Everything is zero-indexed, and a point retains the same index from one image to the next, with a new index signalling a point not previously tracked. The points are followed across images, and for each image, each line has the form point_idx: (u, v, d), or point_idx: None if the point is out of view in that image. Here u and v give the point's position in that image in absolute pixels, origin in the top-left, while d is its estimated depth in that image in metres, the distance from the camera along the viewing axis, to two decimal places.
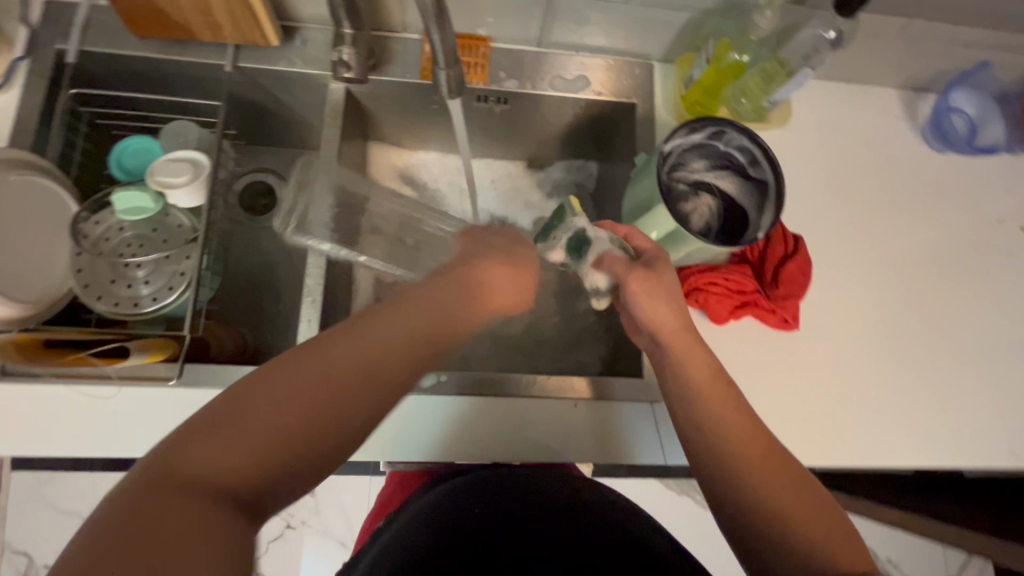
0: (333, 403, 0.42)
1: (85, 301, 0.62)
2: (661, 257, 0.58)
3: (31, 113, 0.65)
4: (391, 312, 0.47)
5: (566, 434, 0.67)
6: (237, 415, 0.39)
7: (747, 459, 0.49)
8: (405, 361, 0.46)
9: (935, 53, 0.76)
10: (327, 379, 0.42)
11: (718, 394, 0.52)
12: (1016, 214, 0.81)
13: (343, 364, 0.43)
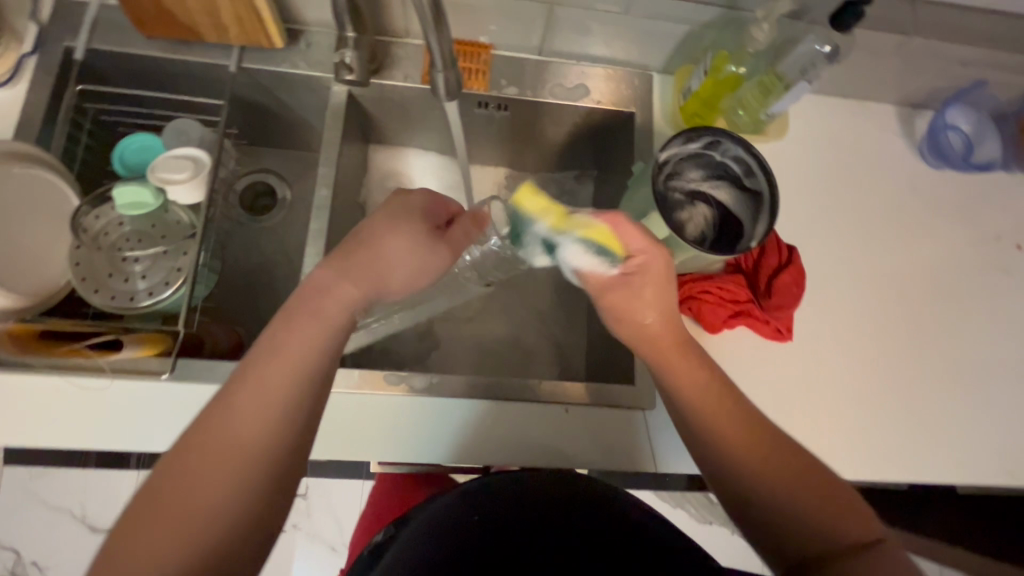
0: (258, 437, 0.43)
1: (81, 294, 0.63)
2: (646, 263, 0.54)
3: (37, 107, 0.66)
4: (290, 331, 0.48)
5: (559, 440, 0.66)
6: (170, 491, 0.40)
7: (742, 455, 0.49)
8: (319, 360, 0.47)
9: (932, 71, 0.76)
10: (274, 379, 0.45)
11: (709, 397, 0.52)
12: (1012, 231, 0.81)
13: (256, 405, 0.44)
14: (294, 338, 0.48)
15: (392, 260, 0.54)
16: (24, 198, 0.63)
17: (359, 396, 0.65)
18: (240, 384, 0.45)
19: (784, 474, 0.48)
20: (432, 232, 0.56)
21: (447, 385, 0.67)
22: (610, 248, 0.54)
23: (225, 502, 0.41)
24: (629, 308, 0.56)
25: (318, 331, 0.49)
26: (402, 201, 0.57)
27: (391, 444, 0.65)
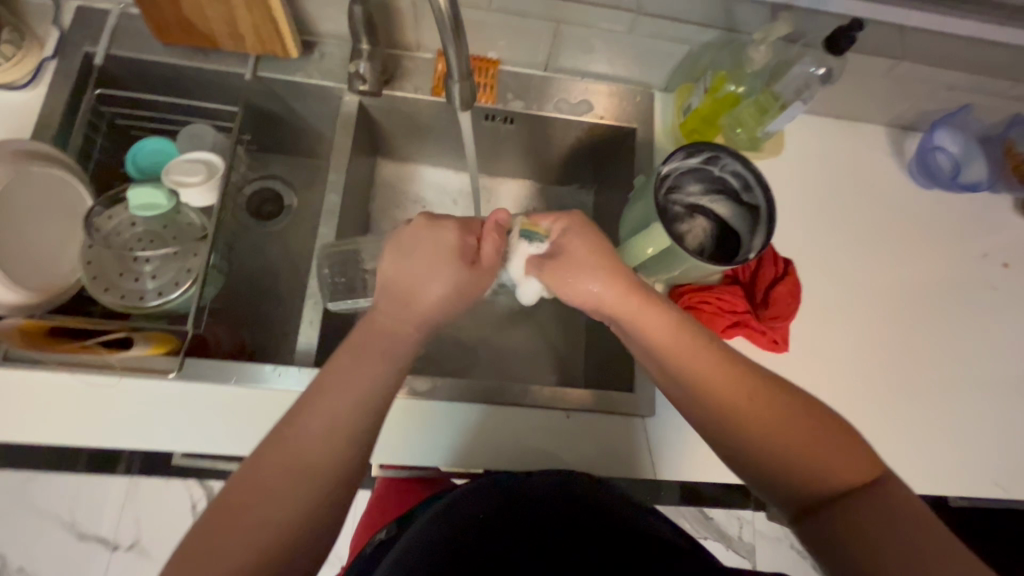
0: (316, 464, 0.45)
1: (91, 292, 0.64)
2: (564, 228, 0.57)
3: (55, 109, 0.67)
4: (348, 365, 0.49)
5: (559, 444, 0.68)
6: (235, 511, 0.42)
7: (751, 418, 0.47)
8: (373, 391, 0.48)
9: (921, 94, 0.80)
10: (328, 401, 0.48)
11: (712, 374, 0.49)
12: (999, 250, 0.84)
13: (317, 434, 0.46)
14: (352, 369, 0.49)
15: (439, 294, 0.54)
16: (41, 196, 0.64)
17: None
18: (301, 414, 0.47)
19: (805, 454, 0.45)
20: (438, 243, 0.56)
21: (451, 388, 0.68)
22: (532, 229, 0.58)
23: (286, 524, 0.43)
24: (565, 276, 0.56)
25: (372, 363, 0.50)
26: (436, 231, 0.56)
27: (395, 445, 0.66)
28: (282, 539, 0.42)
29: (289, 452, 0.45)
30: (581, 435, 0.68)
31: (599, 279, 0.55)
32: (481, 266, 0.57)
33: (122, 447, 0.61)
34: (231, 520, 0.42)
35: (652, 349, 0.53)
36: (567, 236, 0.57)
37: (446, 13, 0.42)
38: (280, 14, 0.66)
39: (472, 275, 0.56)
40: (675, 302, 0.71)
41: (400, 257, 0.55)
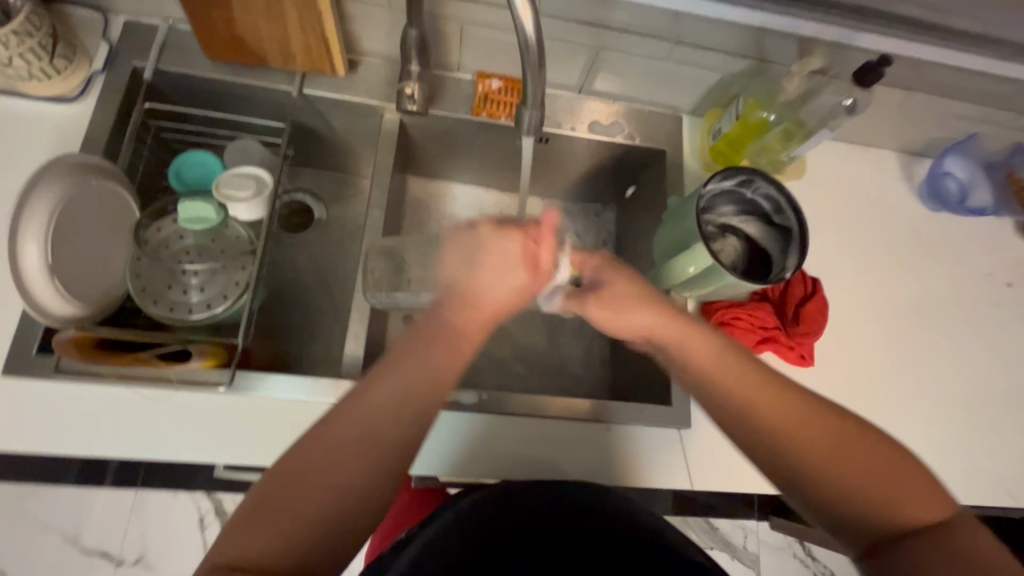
0: (378, 441, 0.47)
1: (141, 305, 0.64)
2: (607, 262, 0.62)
3: (105, 122, 0.68)
4: (411, 351, 0.52)
5: (601, 454, 0.70)
6: (300, 478, 0.44)
7: (775, 423, 0.50)
8: (437, 379, 0.51)
9: (933, 124, 0.84)
10: (409, 379, 0.50)
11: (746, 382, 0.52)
12: (1003, 270, 0.89)
13: (380, 410, 0.48)
14: (414, 355, 0.51)
15: (500, 297, 0.57)
16: (96, 207, 0.63)
17: None
18: (364, 391, 0.49)
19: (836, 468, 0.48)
20: (501, 246, 0.57)
21: (495, 400, 0.70)
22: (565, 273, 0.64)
23: (348, 494, 0.45)
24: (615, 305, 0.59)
25: (437, 352, 0.52)
26: (497, 240, 0.57)
27: (440, 457, 0.67)
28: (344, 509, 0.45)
29: (353, 426, 0.47)
30: (620, 447, 0.70)
31: (657, 314, 0.57)
32: (542, 272, 0.58)
33: (172, 460, 0.61)
34: (295, 483, 0.44)
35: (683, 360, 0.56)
36: (614, 273, 0.61)
37: (529, 46, 0.45)
38: (332, 34, 0.68)
39: (532, 281, 0.58)
40: (709, 317, 0.74)
41: (463, 257, 0.58)
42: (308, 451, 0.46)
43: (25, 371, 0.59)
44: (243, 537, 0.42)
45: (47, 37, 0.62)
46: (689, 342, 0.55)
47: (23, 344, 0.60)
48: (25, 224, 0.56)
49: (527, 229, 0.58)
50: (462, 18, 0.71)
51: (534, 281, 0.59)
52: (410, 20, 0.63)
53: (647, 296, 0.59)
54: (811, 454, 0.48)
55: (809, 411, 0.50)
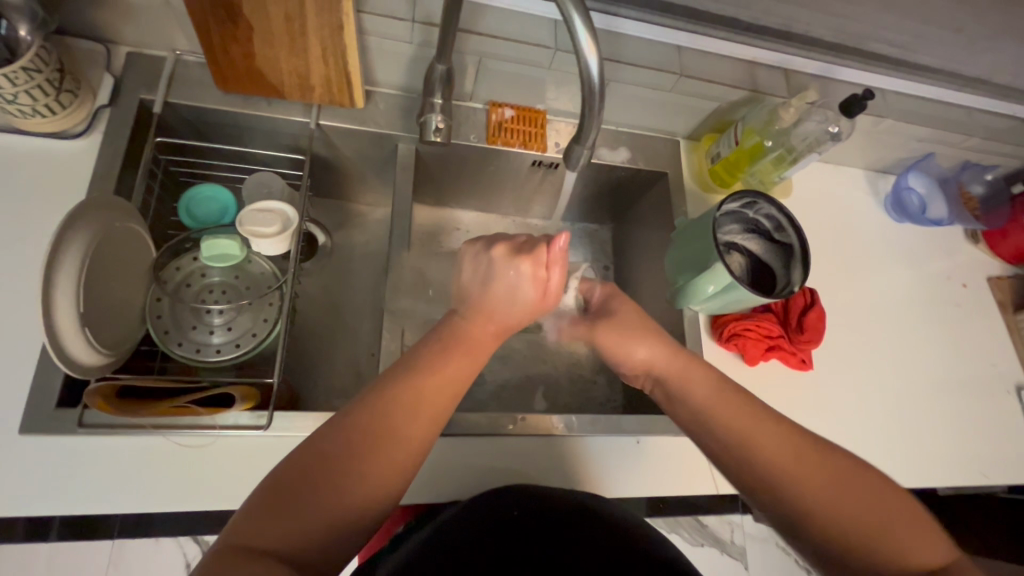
0: (405, 434, 0.48)
1: (163, 347, 0.62)
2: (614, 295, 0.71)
3: (114, 157, 0.65)
4: (441, 356, 0.54)
5: (629, 466, 0.73)
6: (325, 462, 0.45)
7: (757, 441, 0.53)
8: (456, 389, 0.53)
9: (897, 147, 0.94)
10: (434, 382, 0.52)
11: (720, 401, 0.57)
12: (959, 273, 0.99)
13: (407, 406, 0.49)
14: (444, 362, 0.53)
15: (510, 320, 0.58)
16: (115, 249, 0.59)
17: (446, 435, 0.69)
18: (397, 384, 0.51)
19: (814, 479, 0.50)
20: (511, 274, 0.56)
21: (530, 423, 0.71)
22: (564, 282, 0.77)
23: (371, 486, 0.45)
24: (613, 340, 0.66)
25: (459, 361, 0.55)
26: (505, 269, 0.57)
27: (478, 483, 0.68)
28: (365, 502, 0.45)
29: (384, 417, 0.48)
30: (646, 458, 0.74)
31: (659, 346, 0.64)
32: (550, 295, 0.59)
33: (208, 510, 0.59)
34: (319, 468, 0.44)
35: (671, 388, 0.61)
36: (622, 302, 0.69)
37: (592, 85, 0.49)
38: (354, 68, 0.68)
39: (540, 303, 0.59)
40: (723, 329, 0.79)
41: (477, 275, 0.59)
42: (330, 444, 0.46)
43: (45, 428, 0.55)
44: (255, 518, 0.41)
45: (56, 72, 0.59)
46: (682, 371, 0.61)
47: (42, 398, 0.56)
48: (60, 266, 0.51)
49: (535, 255, 0.56)
50: (481, 52, 0.73)
51: (543, 301, 0.59)
52: (438, 55, 0.64)
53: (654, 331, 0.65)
54: (789, 464, 0.51)
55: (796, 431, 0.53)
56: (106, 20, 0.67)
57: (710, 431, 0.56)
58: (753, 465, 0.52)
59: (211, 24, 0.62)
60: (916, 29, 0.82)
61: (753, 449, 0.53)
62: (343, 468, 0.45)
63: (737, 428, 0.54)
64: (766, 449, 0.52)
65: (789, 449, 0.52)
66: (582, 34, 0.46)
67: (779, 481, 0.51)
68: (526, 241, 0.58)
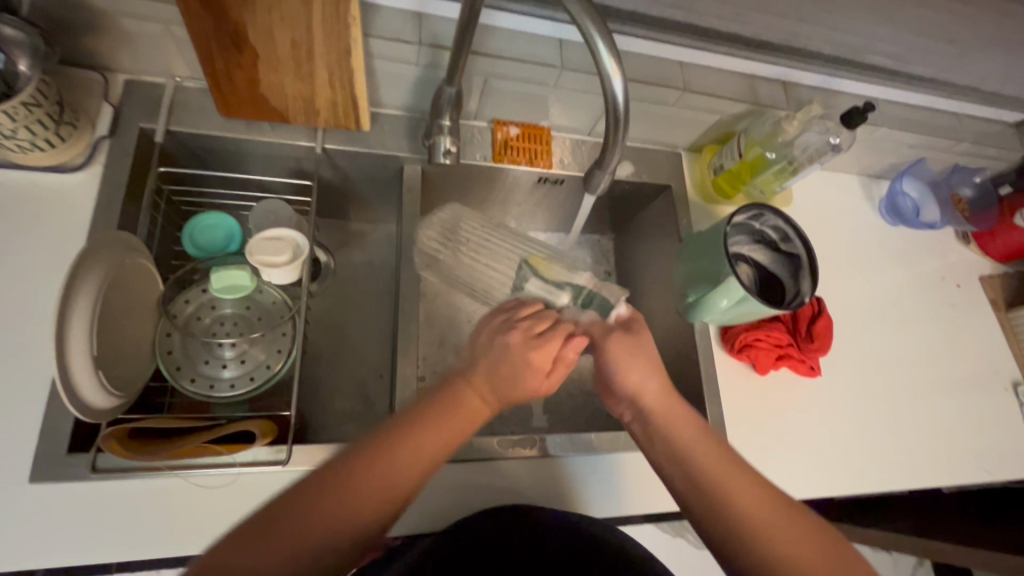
0: (396, 489, 0.44)
1: (176, 384, 0.60)
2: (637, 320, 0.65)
3: (116, 190, 0.63)
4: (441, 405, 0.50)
5: (625, 480, 0.72)
6: (305, 494, 0.42)
7: (744, 504, 0.51)
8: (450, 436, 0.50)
9: (891, 153, 0.96)
10: (433, 434, 0.48)
11: (712, 460, 0.54)
12: (952, 274, 1.02)
13: (404, 459, 0.46)
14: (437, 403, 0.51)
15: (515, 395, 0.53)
16: (125, 286, 0.57)
17: (465, 460, 0.68)
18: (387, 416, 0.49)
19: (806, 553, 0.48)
20: (525, 359, 0.54)
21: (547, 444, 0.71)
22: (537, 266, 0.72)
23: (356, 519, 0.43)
24: (616, 358, 0.61)
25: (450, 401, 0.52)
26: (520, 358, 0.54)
27: (499, 507, 0.67)
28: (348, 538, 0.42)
29: (369, 449, 0.46)
30: (639, 472, 0.73)
31: (660, 375, 0.60)
32: (561, 371, 0.56)
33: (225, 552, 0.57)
34: (294, 501, 0.42)
35: (660, 430, 0.57)
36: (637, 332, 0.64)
37: (616, 107, 0.49)
38: (361, 91, 0.67)
39: (547, 382, 0.55)
40: (734, 340, 0.80)
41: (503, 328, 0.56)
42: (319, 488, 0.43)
43: (58, 476, 0.53)
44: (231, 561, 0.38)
45: (55, 105, 0.57)
46: (668, 406, 0.58)
47: (51, 444, 0.54)
48: (74, 307, 0.49)
49: (545, 346, 0.55)
50: (487, 72, 0.73)
51: (544, 389, 0.55)
52: (448, 78, 0.64)
53: (655, 358, 0.62)
54: (771, 535, 0.49)
55: (782, 495, 0.52)
56: (103, 48, 0.65)
57: (690, 480, 0.54)
58: (734, 530, 0.50)
59: (215, 50, 0.60)
60: (909, 41, 0.84)
61: (740, 511, 0.50)
62: (324, 522, 0.41)
63: (721, 485, 0.52)
64: (756, 514, 0.50)
65: (779, 518, 0.50)
66: (605, 55, 0.47)
67: (763, 548, 0.49)
68: (543, 328, 0.57)
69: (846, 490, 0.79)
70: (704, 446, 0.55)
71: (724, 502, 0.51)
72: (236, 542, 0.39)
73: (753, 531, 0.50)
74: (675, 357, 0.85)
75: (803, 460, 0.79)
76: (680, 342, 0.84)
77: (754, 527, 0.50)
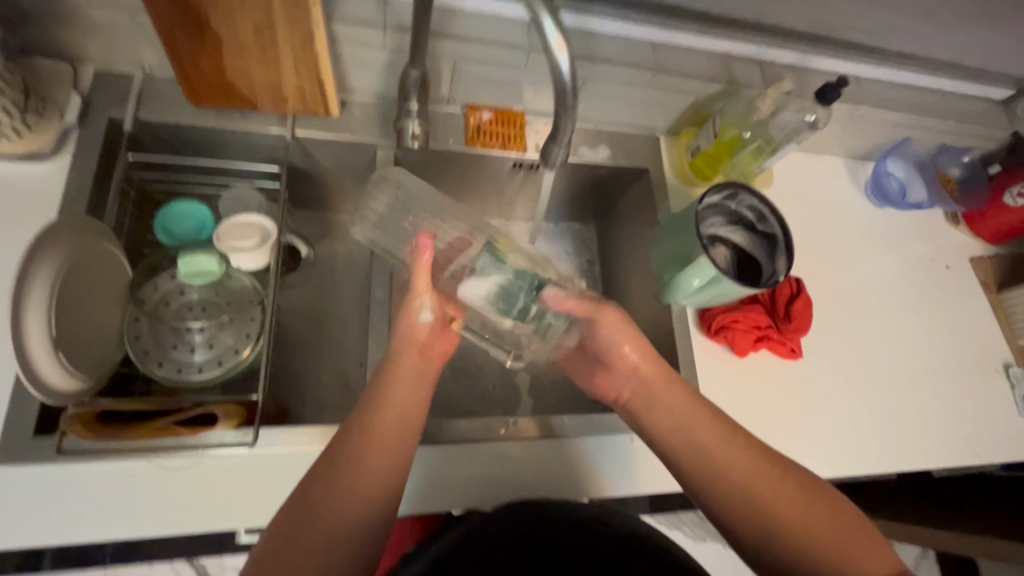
0: (392, 443, 0.53)
1: (144, 368, 0.60)
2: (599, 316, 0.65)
3: (85, 178, 0.64)
4: (411, 368, 0.60)
5: (620, 464, 0.71)
6: (316, 500, 0.49)
7: (721, 461, 0.56)
8: (424, 404, 0.58)
9: (875, 133, 0.94)
10: (408, 395, 0.57)
11: (693, 421, 0.59)
12: (942, 255, 1.00)
13: (391, 419, 0.55)
14: (409, 376, 0.59)
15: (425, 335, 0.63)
16: (89, 271, 0.58)
17: (439, 443, 0.67)
18: (370, 408, 0.55)
19: (775, 506, 0.54)
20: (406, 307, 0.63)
21: (522, 427, 0.70)
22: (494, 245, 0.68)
23: (373, 505, 0.50)
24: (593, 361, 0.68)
25: (418, 372, 0.60)
26: (428, 324, 0.64)
27: (475, 490, 0.67)
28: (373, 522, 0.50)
29: (363, 447, 0.52)
30: (637, 456, 0.72)
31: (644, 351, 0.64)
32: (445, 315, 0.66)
33: (195, 531, 0.57)
34: (326, 476, 0.50)
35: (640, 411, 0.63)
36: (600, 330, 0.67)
37: (563, 82, 0.50)
38: (328, 76, 0.68)
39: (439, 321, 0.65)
40: (711, 322, 0.79)
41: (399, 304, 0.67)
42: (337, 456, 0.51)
43: (22, 458, 0.54)
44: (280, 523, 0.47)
45: (19, 94, 0.58)
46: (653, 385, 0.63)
47: (17, 428, 0.55)
48: (30, 290, 0.50)
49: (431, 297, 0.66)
50: (455, 56, 0.73)
51: (436, 333, 0.65)
52: (412, 61, 0.63)
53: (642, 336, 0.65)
54: (743, 486, 0.55)
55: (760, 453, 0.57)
56: (70, 39, 0.66)
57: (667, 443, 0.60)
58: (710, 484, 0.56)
59: (177, 37, 0.60)
60: (887, 17, 0.82)
61: (714, 470, 0.56)
62: (341, 481, 0.50)
63: (700, 448, 0.57)
64: (729, 472, 0.56)
65: (755, 479, 0.55)
66: (550, 32, 0.46)
67: (735, 503, 0.55)
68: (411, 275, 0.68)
69: (829, 474, 0.78)
70: (689, 412, 0.59)
71: (705, 460, 0.57)
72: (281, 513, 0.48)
73: (728, 488, 0.55)
74: (654, 341, 0.84)
75: (785, 443, 0.78)
76: (659, 326, 0.83)
77: (729, 480, 0.55)
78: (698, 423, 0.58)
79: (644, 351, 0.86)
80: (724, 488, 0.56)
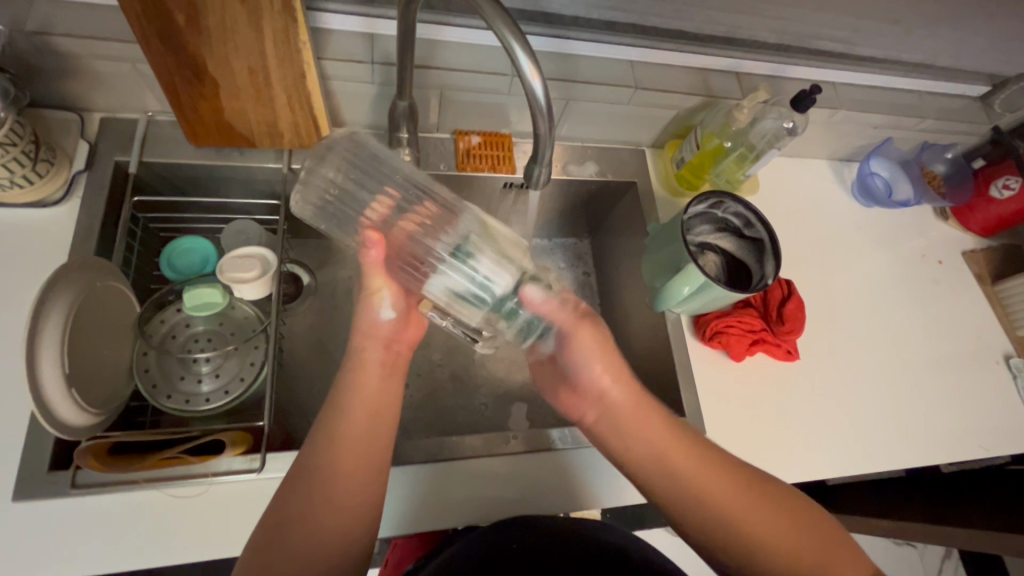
0: (363, 455, 0.54)
1: (154, 400, 0.63)
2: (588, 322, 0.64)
3: (94, 219, 0.67)
4: (382, 374, 0.61)
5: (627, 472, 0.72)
6: (295, 520, 0.49)
7: (688, 468, 0.57)
8: (395, 398, 0.60)
9: (855, 135, 0.97)
10: (376, 406, 0.57)
11: (658, 435, 0.59)
12: (932, 250, 1.01)
13: (359, 433, 0.55)
14: (372, 376, 0.59)
15: (386, 330, 0.64)
16: (99, 308, 0.60)
17: (440, 460, 0.68)
18: (342, 423, 0.55)
19: (745, 510, 0.55)
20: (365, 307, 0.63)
21: (523, 441, 0.71)
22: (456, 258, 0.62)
23: (354, 519, 0.52)
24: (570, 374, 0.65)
25: (386, 364, 0.62)
26: (391, 321, 0.64)
27: (480, 507, 0.67)
28: (352, 530, 0.51)
29: (333, 459, 0.52)
30: None
31: (616, 373, 0.62)
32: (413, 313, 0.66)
33: (205, 559, 0.58)
34: (300, 492, 0.51)
35: (610, 421, 0.61)
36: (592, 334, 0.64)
37: (539, 104, 0.53)
38: (320, 111, 0.70)
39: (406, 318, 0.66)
40: (705, 328, 0.81)
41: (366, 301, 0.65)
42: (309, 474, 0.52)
43: (40, 493, 0.56)
44: (264, 537, 0.49)
45: (31, 144, 0.61)
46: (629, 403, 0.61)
47: (34, 465, 0.56)
48: (43, 329, 0.52)
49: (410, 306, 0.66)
50: (442, 85, 0.76)
51: (401, 326, 0.65)
52: (398, 92, 0.65)
53: (614, 353, 0.63)
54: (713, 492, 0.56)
55: (723, 458, 0.58)
56: (78, 90, 0.70)
57: (640, 448, 0.59)
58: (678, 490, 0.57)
59: (178, 84, 0.64)
60: (855, 25, 0.86)
61: (685, 476, 0.57)
62: (316, 495, 0.51)
63: (666, 460, 0.58)
64: (697, 478, 0.56)
65: (720, 480, 0.56)
66: (523, 59, 0.50)
67: (711, 507, 0.55)
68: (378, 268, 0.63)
69: (832, 474, 0.78)
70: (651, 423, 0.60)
71: (673, 467, 0.57)
72: (264, 527, 0.49)
73: (699, 493, 0.56)
74: (651, 349, 0.85)
75: (785, 444, 0.78)
76: (655, 334, 0.84)
77: (697, 487, 0.56)
78: (666, 438, 0.59)
79: (642, 359, 0.87)
80: (700, 502, 0.56)
